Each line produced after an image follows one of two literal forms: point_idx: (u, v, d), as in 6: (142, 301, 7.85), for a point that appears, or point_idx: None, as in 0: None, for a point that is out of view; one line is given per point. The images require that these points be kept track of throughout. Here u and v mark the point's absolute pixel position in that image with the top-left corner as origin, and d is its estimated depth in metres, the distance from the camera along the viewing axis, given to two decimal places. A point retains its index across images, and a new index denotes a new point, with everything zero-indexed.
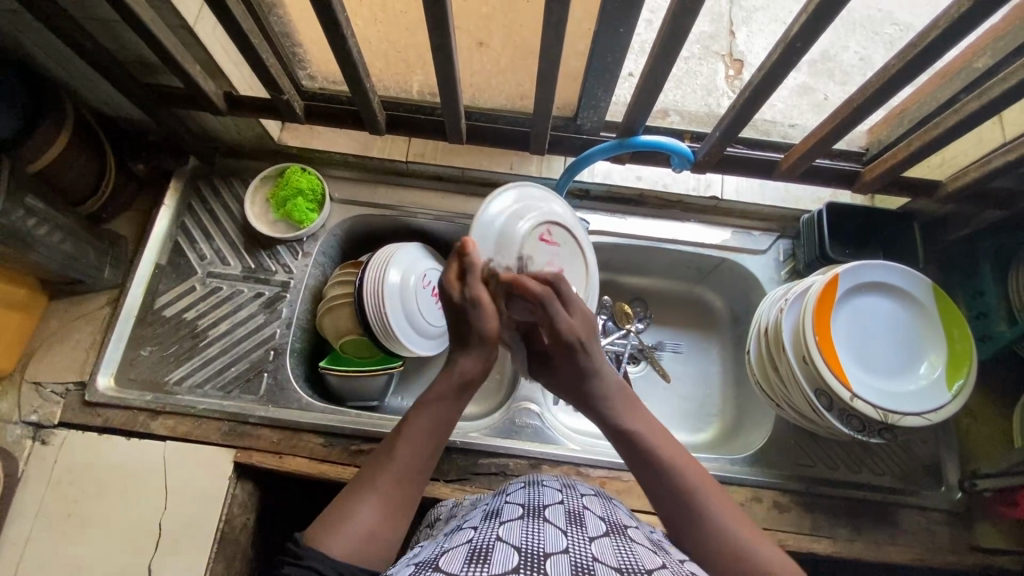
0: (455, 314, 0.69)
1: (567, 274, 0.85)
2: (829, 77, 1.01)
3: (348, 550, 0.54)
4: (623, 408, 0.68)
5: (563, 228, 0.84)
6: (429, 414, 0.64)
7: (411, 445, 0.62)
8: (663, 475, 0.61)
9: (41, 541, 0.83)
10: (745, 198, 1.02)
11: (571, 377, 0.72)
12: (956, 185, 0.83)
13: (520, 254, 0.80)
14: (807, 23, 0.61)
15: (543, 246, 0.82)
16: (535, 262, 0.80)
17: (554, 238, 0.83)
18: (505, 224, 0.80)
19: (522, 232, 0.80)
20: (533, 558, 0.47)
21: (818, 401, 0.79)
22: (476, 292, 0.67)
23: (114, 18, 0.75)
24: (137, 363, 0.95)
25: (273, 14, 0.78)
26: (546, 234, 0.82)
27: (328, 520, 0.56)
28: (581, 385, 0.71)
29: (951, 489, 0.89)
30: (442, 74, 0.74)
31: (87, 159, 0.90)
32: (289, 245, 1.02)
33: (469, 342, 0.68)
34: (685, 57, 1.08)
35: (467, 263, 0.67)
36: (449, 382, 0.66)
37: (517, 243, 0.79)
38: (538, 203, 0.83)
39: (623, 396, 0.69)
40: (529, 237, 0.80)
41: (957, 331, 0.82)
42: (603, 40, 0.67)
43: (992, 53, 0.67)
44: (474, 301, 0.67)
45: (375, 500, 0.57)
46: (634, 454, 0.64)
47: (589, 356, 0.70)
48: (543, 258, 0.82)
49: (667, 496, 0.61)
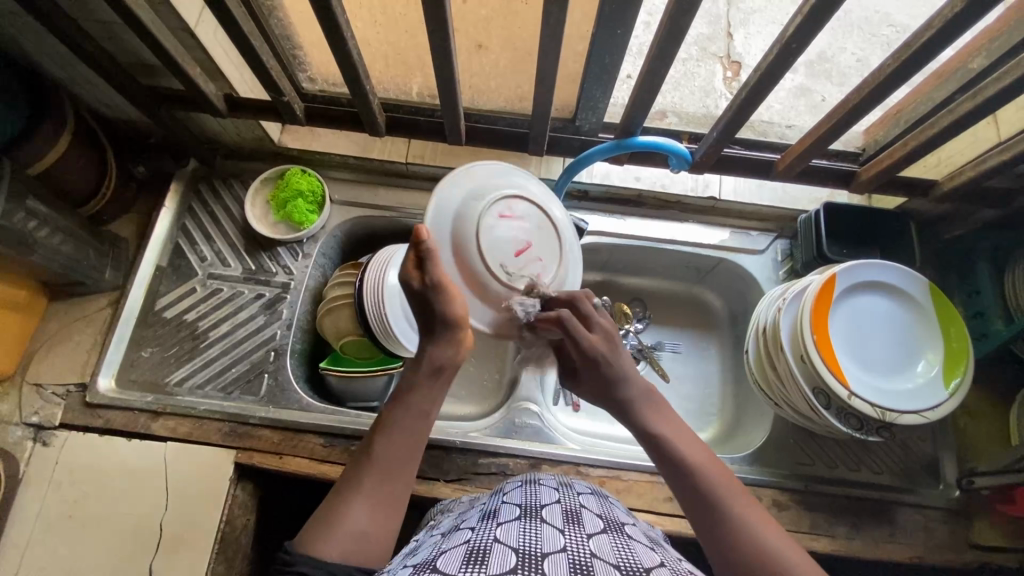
0: (418, 302, 0.68)
1: (543, 254, 0.73)
2: (827, 78, 1.03)
3: (342, 551, 0.54)
4: (653, 413, 0.69)
5: (527, 200, 0.73)
6: (403, 406, 0.65)
7: (388, 440, 0.62)
8: (687, 477, 0.61)
9: (42, 542, 0.83)
10: (742, 199, 1.03)
11: (598, 386, 0.73)
12: (951, 185, 0.84)
13: (476, 235, 0.69)
14: (802, 24, 0.61)
15: (504, 223, 0.71)
16: (494, 243, 0.69)
17: (518, 213, 0.72)
18: (455, 207, 0.70)
19: (473, 213, 0.70)
20: (531, 558, 0.47)
21: (815, 399, 0.80)
22: (439, 277, 0.66)
23: (114, 20, 0.75)
24: (138, 365, 0.95)
25: (273, 16, 0.79)
26: (506, 209, 0.71)
27: (319, 522, 0.56)
28: (609, 396, 0.72)
29: (949, 486, 0.90)
30: (441, 76, 0.75)
31: (87, 161, 0.90)
32: (289, 246, 1.02)
33: (436, 331, 0.68)
34: (683, 59, 1.08)
35: (421, 250, 0.66)
36: (422, 370, 0.67)
37: (470, 225, 0.69)
38: (495, 181, 0.73)
39: (652, 401, 0.70)
40: (482, 217, 0.69)
41: (954, 329, 0.83)
42: (601, 42, 0.68)
43: (987, 54, 0.68)
44: (435, 284, 0.66)
45: (362, 497, 0.58)
46: (663, 460, 0.64)
47: (615, 370, 0.71)
48: (505, 236, 0.70)
49: (689, 497, 0.61)
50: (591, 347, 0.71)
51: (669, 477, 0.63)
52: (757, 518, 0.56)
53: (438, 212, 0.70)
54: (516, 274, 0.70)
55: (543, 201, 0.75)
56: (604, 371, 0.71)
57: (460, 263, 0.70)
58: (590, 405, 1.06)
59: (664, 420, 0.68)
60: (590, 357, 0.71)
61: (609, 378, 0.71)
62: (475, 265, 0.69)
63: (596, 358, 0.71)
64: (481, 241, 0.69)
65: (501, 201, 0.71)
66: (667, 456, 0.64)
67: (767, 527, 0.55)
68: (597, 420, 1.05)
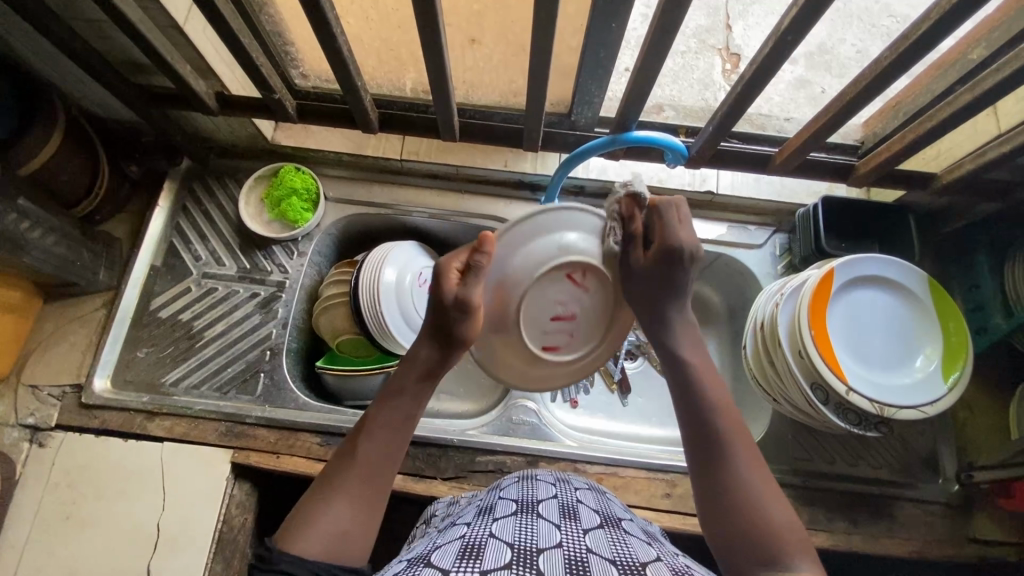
0: (438, 310, 0.64)
1: (579, 331, 0.67)
2: (827, 70, 1.02)
3: (319, 551, 0.53)
4: (685, 338, 0.66)
5: (603, 276, 0.64)
6: (390, 407, 0.63)
7: (371, 443, 0.60)
8: (695, 402, 0.62)
9: (40, 544, 0.83)
10: (740, 192, 1.02)
11: (647, 289, 0.65)
12: (952, 177, 0.83)
13: (524, 291, 0.62)
14: (798, 15, 0.61)
15: (563, 284, 0.63)
16: (538, 302, 0.63)
17: (585, 284, 0.64)
18: (523, 250, 0.62)
19: (542, 263, 0.62)
20: (526, 553, 0.46)
21: (813, 395, 0.79)
22: (472, 298, 0.62)
23: (103, 19, 0.75)
24: (134, 365, 0.95)
25: (264, 12, 0.78)
26: (578, 275, 0.63)
27: (298, 519, 0.55)
28: (659, 300, 0.65)
29: (948, 481, 0.90)
30: (434, 73, 0.74)
31: (79, 161, 0.90)
32: (283, 245, 1.01)
33: (438, 337, 0.64)
34: (681, 52, 1.07)
35: (474, 261, 0.61)
36: (412, 371, 0.65)
37: (521, 282, 0.62)
38: (581, 231, 0.63)
39: (689, 327, 0.67)
40: (544, 275, 0.62)
41: (953, 324, 0.82)
42: (594, 35, 0.67)
43: (987, 44, 0.67)
44: (468, 305, 0.62)
45: (343, 499, 0.57)
46: (678, 381, 0.64)
47: (682, 276, 0.65)
48: (553, 299, 0.64)
49: (691, 416, 0.62)
50: (682, 244, 0.64)
51: (683, 420, 0.62)
52: (754, 472, 0.57)
53: (511, 238, 0.62)
54: (538, 332, 0.65)
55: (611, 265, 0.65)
56: (673, 274, 0.64)
57: (499, 289, 0.63)
58: (589, 401, 1.05)
59: (696, 350, 0.66)
60: (675, 252, 0.63)
61: (670, 283, 0.64)
62: (508, 307, 0.63)
63: (682, 251, 0.63)
64: (530, 294, 0.62)
65: (574, 267, 0.62)
66: (686, 390, 0.63)
67: (767, 489, 0.57)
68: (596, 416, 1.05)
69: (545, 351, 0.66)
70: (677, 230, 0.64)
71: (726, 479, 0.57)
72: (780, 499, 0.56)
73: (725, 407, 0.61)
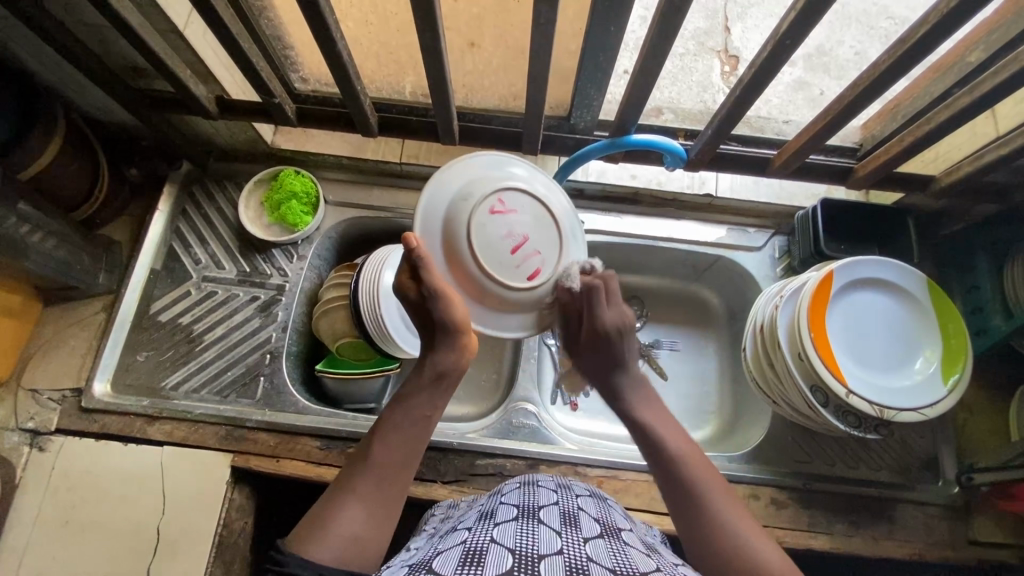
0: (421, 312, 0.66)
1: (542, 249, 0.65)
2: (826, 71, 1.01)
3: (333, 554, 0.52)
4: (640, 398, 0.71)
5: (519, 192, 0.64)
6: (403, 409, 0.64)
7: (385, 446, 0.61)
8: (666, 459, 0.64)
9: (39, 549, 0.83)
10: (739, 194, 1.04)
11: (594, 361, 0.74)
12: (950, 179, 0.84)
13: (467, 241, 0.63)
14: (797, 18, 0.61)
15: (493, 219, 0.63)
16: (488, 244, 0.63)
17: (512, 207, 0.64)
18: (440, 214, 0.64)
19: (462, 213, 0.63)
20: (527, 560, 0.47)
21: (813, 397, 0.79)
22: (434, 285, 0.63)
23: (102, 23, 0.75)
24: (133, 369, 0.94)
25: (263, 17, 0.78)
26: (498, 203, 0.63)
27: (312, 523, 0.55)
28: (605, 372, 0.73)
29: (949, 483, 0.90)
30: (433, 77, 0.74)
31: (79, 165, 0.90)
32: (283, 248, 1.02)
33: (437, 335, 0.66)
34: (680, 54, 1.07)
35: (412, 258, 0.62)
36: (422, 374, 0.66)
37: (459, 238, 0.63)
38: (474, 171, 0.65)
39: (644, 389, 0.72)
40: (472, 220, 0.63)
41: (953, 326, 0.82)
42: (593, 39, 0.67)
43: (984, 46, 0.67)
44: (432, 293, 0.63)
45: (357, 502, 0.57)
46: (646, 442, 0.67)
47: (618, 349, 0.72)
48: (497, 235, 0.63)
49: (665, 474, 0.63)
50: (609, 321, 0.71)
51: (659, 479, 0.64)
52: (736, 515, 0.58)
53: (425, 218, 0.64)
54: (512, 269, 0.64)
55: (524, 181, 0.66)
56: (609, 350, 0.72)
57: (448, 261, 0.64)
58: (588, 404, 1.06)
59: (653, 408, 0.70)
60: (606, 331, 0.71)
61: (608, 357, 0.72)
62: (467, 267, 0.64)
63: (609, 330, 0.70)
64: (473, 241, 0.63)
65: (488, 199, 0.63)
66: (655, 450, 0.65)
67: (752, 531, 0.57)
68: (597, 419, 1.05)
69: (531, 280, 0.65)
70: (604, 312, 0.70)
71: (715, 540, 0.57)
72: (765, 538, 0.56)
73: (695, 457, 0.63)
